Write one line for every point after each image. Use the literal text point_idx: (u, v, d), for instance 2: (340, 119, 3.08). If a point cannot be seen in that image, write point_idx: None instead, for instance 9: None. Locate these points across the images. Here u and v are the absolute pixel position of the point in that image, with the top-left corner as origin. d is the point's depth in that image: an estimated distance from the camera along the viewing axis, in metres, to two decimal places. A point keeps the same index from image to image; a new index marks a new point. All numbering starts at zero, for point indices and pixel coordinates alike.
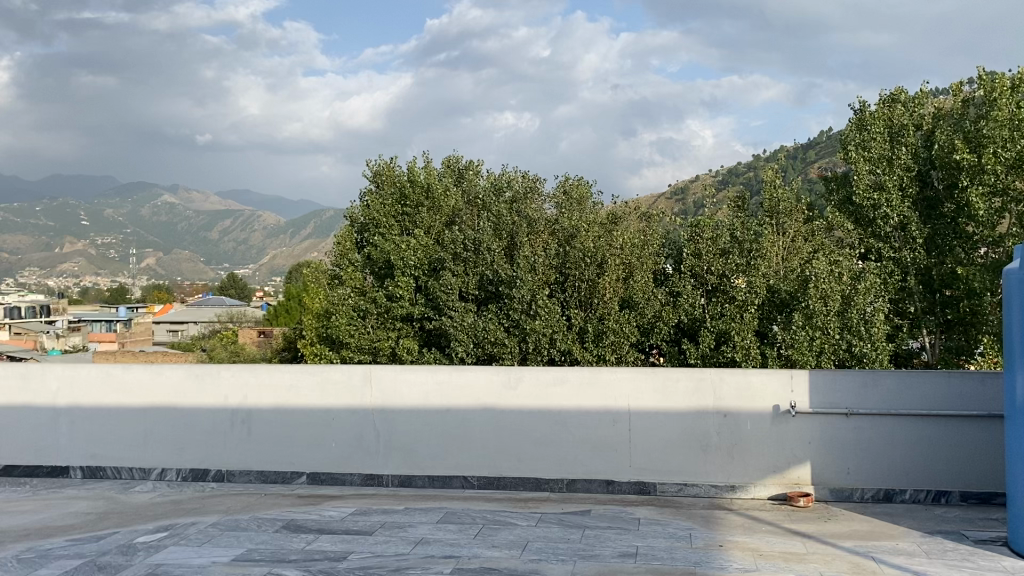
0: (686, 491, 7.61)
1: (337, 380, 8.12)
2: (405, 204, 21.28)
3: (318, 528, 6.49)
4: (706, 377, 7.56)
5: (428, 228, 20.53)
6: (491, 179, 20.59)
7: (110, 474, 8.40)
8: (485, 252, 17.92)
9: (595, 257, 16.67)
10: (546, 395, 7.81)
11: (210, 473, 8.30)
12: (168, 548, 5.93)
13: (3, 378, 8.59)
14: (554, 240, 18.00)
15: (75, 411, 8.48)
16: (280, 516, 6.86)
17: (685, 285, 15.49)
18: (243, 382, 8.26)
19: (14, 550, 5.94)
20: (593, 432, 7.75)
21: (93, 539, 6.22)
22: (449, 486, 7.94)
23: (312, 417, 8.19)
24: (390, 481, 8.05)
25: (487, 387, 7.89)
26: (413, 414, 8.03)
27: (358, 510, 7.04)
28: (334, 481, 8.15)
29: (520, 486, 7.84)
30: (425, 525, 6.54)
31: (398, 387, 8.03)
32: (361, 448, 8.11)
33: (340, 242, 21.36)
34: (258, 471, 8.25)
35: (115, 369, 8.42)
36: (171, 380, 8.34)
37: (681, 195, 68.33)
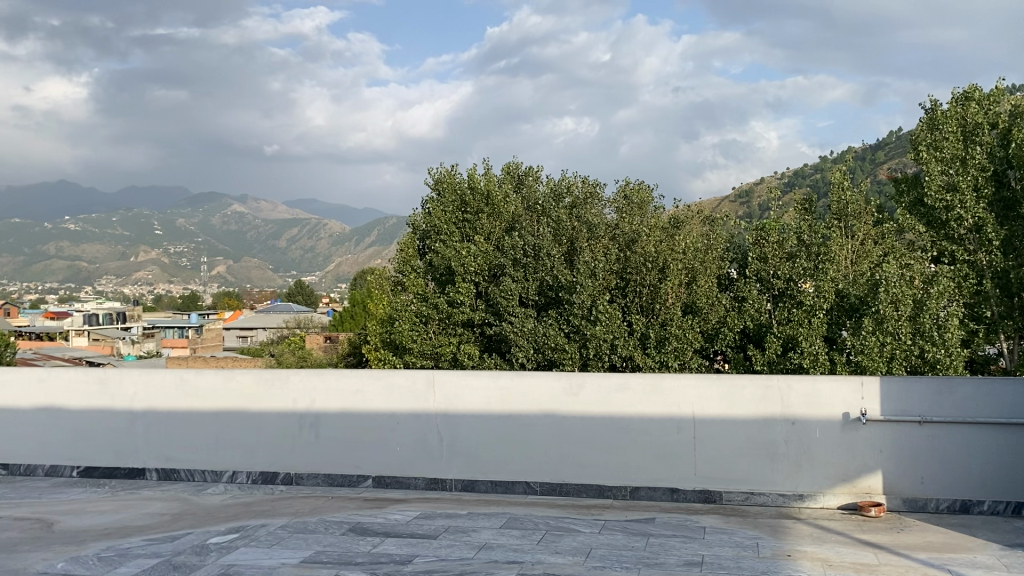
0: (753, 500, 7.49)
1: (401, 385, 8.23)
2: (465, 211, 21.49)
3: (384, 531, 6.58)
4: (774, 384, 7.44)
5: (488, 234, 20.66)
6: (551, 185, 20.69)
7: (183, 476, 8.67)
8: (545, 258, 17.96)
9: (657, 262, 16.78)
10: (608, 401, 7.78)
11: (279, 476, 8.49)
12: (239, 549, 6.09)
13: (83, 382, 8.90)
14: (615, 245, 17.99)
15: (151, 415, 8.78)
16: (347, 519, 6.98)
17: (751, 290, 15.33)
18: (310, 387, 8.43)
19: (94, 549, 6.17)
20: (657, 438, 7.69)
21: (169, 539, 6.43)
22: (512, 491, 7.98)
23: (377, 422, 8.31)
24: (453, 485, 8.12)
25: (550, 393, 7.90)
26: (475, 419, 8.08)
27: (422, 513, 7.13)
28: (399, 485, 8.25)
29: (582, 492, 7.84)
30: (488, 530, 6.58)
31: (460, 392, 8.09)
32: (426, 452, 8.20)
33: (402, 248, 21.64)
34: (326, 474, 8.40)
35: (188, 374, 8.66)
36: (241, 385, 8.56)
37: (745, 197, 67.32)
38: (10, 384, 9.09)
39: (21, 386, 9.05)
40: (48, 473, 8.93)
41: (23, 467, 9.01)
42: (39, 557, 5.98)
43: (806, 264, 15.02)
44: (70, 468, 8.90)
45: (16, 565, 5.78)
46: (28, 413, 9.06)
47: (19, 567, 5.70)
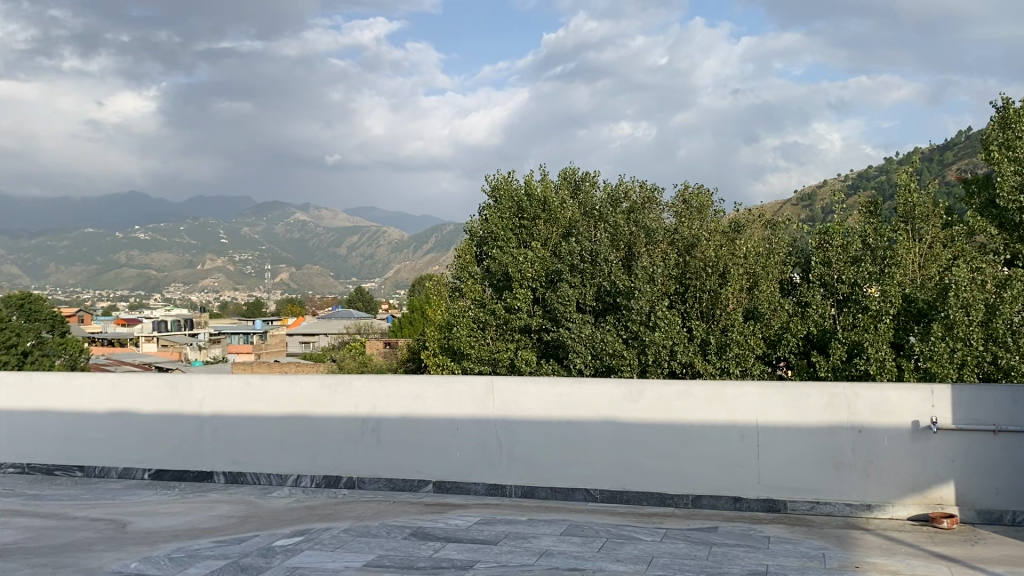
0: (819, 509, 7.33)
1: (461, 390, 8.29)
2: (522, 216, 21.52)
3: (445, 536, 6.63)
4: (840, 392, 7.28)
5: (545, 240, 20.69)
6: (608, 191, 20.70)
7: (250, 479, 8.86)
8: (602, 263, 17.92)
9: (717, 266, 16.63)
10: (669, 408, 7.71)
11: (342, 480, 8.60)
12: (304, 552, 6.19)
13: (154, 388, 9.15)
14: (674, 250, 17.91)
15: (218, 419, 8.99)
16: (408, 523, 7.05)
17: (814, 295, 15.03)
18: (372, 392, 8.55)
19: (166, 549, 6.35)
20: (719, 446, 7.60)
21: (236, 541, 6.57)
22: (571, 498, 7.95)
23: (437, 427, 8.37)
24: (513, 491, 8.13)
25: (610, 400, 7.86)
26: (535, 425, 8.09)
27: (483, 519, 7.16)
28: (459, 490, 8.29)
29: (643, 500, 7.76)
30: (549, 536, 6.57)
31: (519, 399, 8.11)
32: (485, 458, 8.23)
33: (460, 255, 21.77)
34: (387, 479, 8.49)
35: (254, 379, 8.86)
36: (305, 390, 8.73)
37: (808, 201, 66.09)
38: (84, 389, 9.37)
39: (95, 392, 9.33)
40: (121, 476, 9.21)
41: (97, 470, 9.29)
42: (114, 557, 6.17)
43: (872, 268, 14.66)
44: (142, 471, 9.17)
45: (92, 564, 5.97)
46: (101, 418, 9.34)
47: (95, 567, 5.89)
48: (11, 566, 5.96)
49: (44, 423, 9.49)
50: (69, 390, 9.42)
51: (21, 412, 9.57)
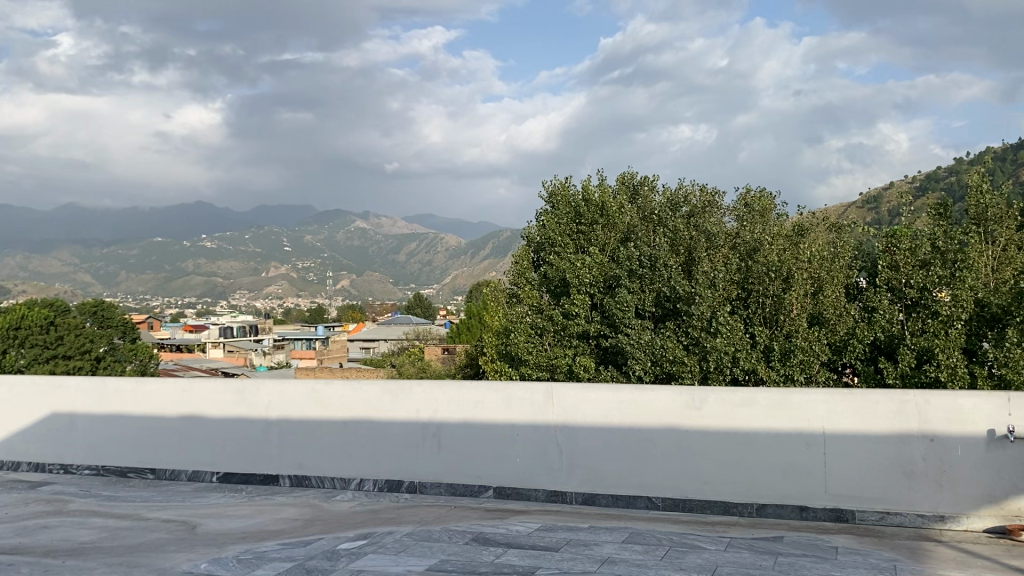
0: (888, 520, 7.13)
1: (521, 396, 8.29)
2: (580, 222, 21.37)
3: (506, 542, 6.64)
4: (911, 399, 7.07)
5: (604, 246, 20.59)
6: (667, 195, 20.58)
7: (314, 483, 8.99)
8: (662, 269, 17.80)
9: (781, 271, 16.35)
10: (733, 415, 7.59)
11: (404, 485, 8.68)
12: (367, 556, 6.26)
13: (221, 392, 9.38)
14: (735, 254, 17.75)
15: (283, 423, 9.17)
16: (470, 528, 7.08)
17: (881, 300, 14.69)
18: (432, 397, 8.62)
19: (234, 551, 6.50)
20: (785, 455, 7.45)
21: (302, 543, 6.69)
22: (633, 506, 7.89)
23: (498, 433, 8.40)
24: (574, 498, 8.09)
25: (672, 407, 7.79)
26: (595, 431, 8.06)
27: (544, 526, 7.15)
28: (520, 496, 8.29)
29: (706, 508, 7.66)
30: (611, 544, 6.53)
31: (580, 405, 8.08)
32: (546, 464, 8.22)
33: (517, 261, 21.80)
34: (449, 484, 8.54)
35: (319, 385, 9.02)
36: (368, 395, 8.85)
37: (873, 203, 64.57)
38: (155, 394, 9.65)
39: (165, 396, 9.60)
40: (191, 478, 9.46)
41: (168, 472, 9.56)
42: (185, 557, 6.34)
43: (942, 271, 14.25)
44: (210, 474, 9.40)
45: (164, 564, 6.14)
46: (171, 422, 9.60)
47: (167, 567, 6.06)
48: (89, 565, 6.17)
49: (117, 427, 9.79)
50: (141, 394, 9.71)
51: (95, 415, 9.88)
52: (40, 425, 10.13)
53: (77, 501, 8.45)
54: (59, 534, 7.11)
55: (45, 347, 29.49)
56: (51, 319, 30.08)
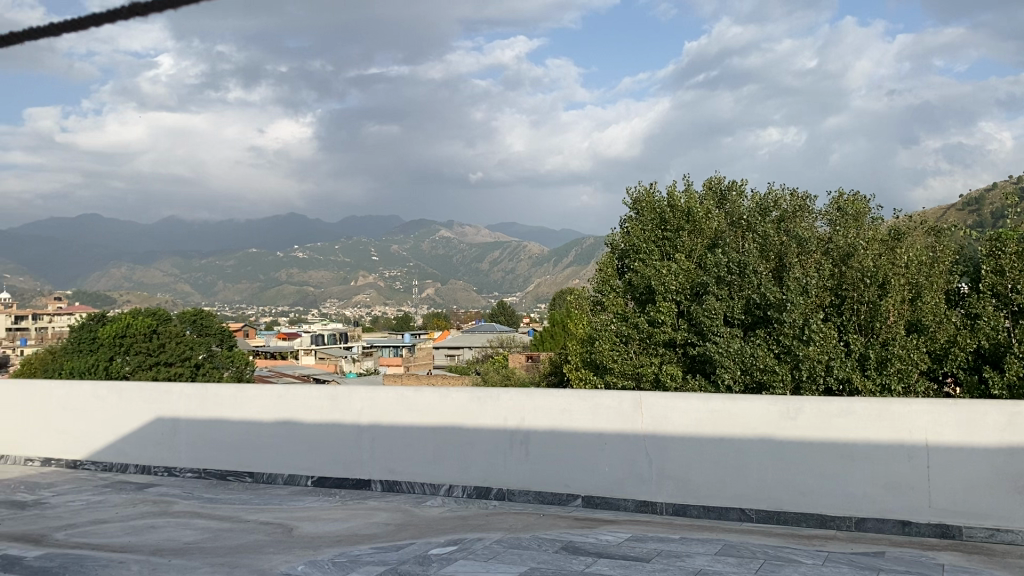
0: (999, 537, 6.77)
1: (609, 405, 8.24)
2: (665, 228, 21.15)
3: (596, 551, 6.59)
4: (1022, 411, 6.73)
5: (690, 252, 20.25)
6: (756, 199, 20.28)
7: (405, 488, 9.14)
8: (751, 275, 17.49)
9: (876, 277, 16.05)
10: (830, 425, 7.38)
11: (492, 491, 8.73)
12: (458, 561, 6.33)
13: (316, 398, 9.62)
14: (827, 259, 17.41)
15: (375, 428, 9.35)
16: (559, 537, 7.07)
17: (985, 306, 14.32)
18: (520, 405, 8.66)
19: (329, 554, 6.66)
20: (885, 468, 7.20)
21: (394, 547, 6.81)
22: (726, 517, 7.73)
23: (586, 441, 8.38)
24: (664, 508, 7.97)
25: (765, 417, 7.62)
26: (686, 441, 7.94)
27: (634, 536, 7.08)
28: (609, 505, 8.23)
29: (802, 521, 7.43)
30: (703, 556, 6.41)
31: (668, 414, 7.98)
32: (635, 473, 8.14)
33: (601, 268, 21.68)
34: (537, 492, 8.54)
35: (408, 392, 9.15)
36: (457, 402, 8.94)
37: (976, 203, 61.82)
38: (253, 400, 9.97)
39: (263, 402, 9.91)
40: (287, 482, 9.73)
41: (266, 476, 9.86)
42: (283, 559, 6.53)
43: None
44: (305, 478, 9.65)
45: (265, 565, 6.35)
46: (269, 427, 9.91)
47: (267, 568, 6.26)
48: (193, 563, 6.42)
49: (219, 431, 10.15)
50: (240, 400, 10.03)
51: (198, 420, 10.27)
52: (146, 429, 10.58)
53: (180, 502, 8.82)
54: (165, 534, 7.43)
55: (149, 354, 30.97)
56: (154, 327, 31.50)
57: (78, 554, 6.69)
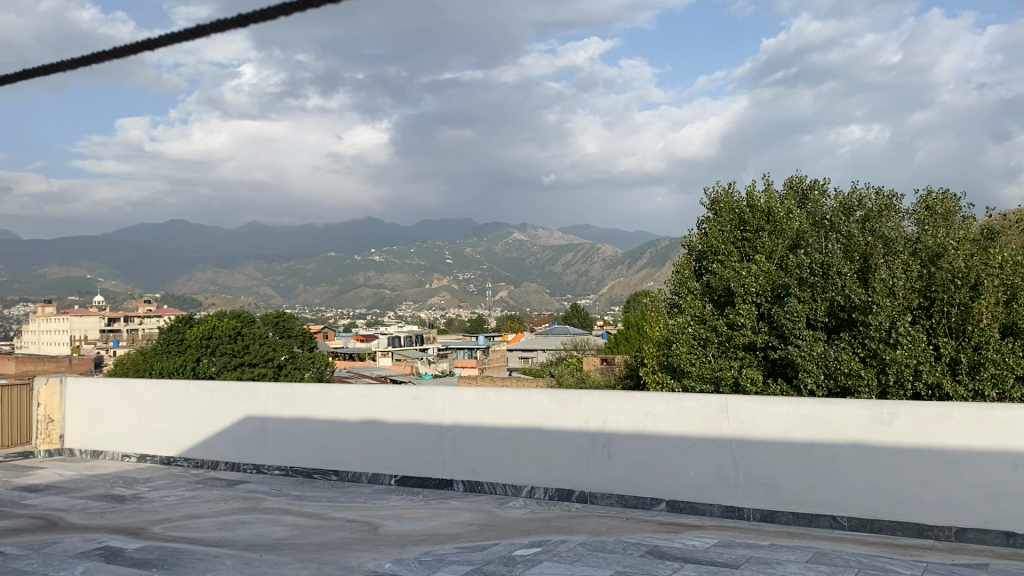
0: None
1: (694, 409, 8.12)
2: (744, 229, 20.72)
3: (683, 556, 6.49)
4: None
5: (770, 253, 19.80)
6: (839, 199, 19.79)
7: (487, 489, 9.17)
8: (835, 277, 17.01)
9: (968, 278, 15.69)
10: (927, 431, 7.10)
11: (574, 494, 8.68)
12: (543, 563, 6.31)
13: (400, 398, 9.73)
14: (916, 260, 16.98)
15: (457, 429, 9.41)
16: (645, 541, 6.98)
17: None
18: (602, 407, 8.59)
19: (415, 552, 6.72)
20: (987, 476, 6.87)
21: (479, 548, 6.83)
22: (816, 524, 7.51)
23: (669, 444, 8.27)
24: (751, 514, 7.82)
25: (857, 422, 7.39)
26: (775, 446, 7.75)
27: (721, 541, 6.93)
28: (694, 511, 8.09)
29: (897, 530, 7.17)
30: (794, 563, 6.24)
31: (756, 418, 7.82)
32: (720, 479, 7.99)
33: (678, 269, 21.38)
34: (620, 495, 8.47)
35: (490, 393, 9.18)
36: (538, 404, 8.94)
37: None
38: (339, 399, 10.16)
39: (348, 401, 10.08)
40: (372, 481, 9.88)
41: (350, 474, 10.03)
42: (370, 557, 6.61)
43: None
44: (389, 477, 9.78)
45: (353, 562, 6.44)
46: (354, 426, 10.07)
47: (354, 565, 6.35)
48: (283, 559, 6.56)
49: (305, 429, 10.37)
50: (325, 399, 10.24)
51: (286, 419, 10.51)
52: (236, 427, 10.88)
53: (269, 499, 9.04)
54: (256, 530, 7.62)
55: (233, 354, 31.94)
56: (238, 329, 32.43)
57: (174, 547, 6.92)
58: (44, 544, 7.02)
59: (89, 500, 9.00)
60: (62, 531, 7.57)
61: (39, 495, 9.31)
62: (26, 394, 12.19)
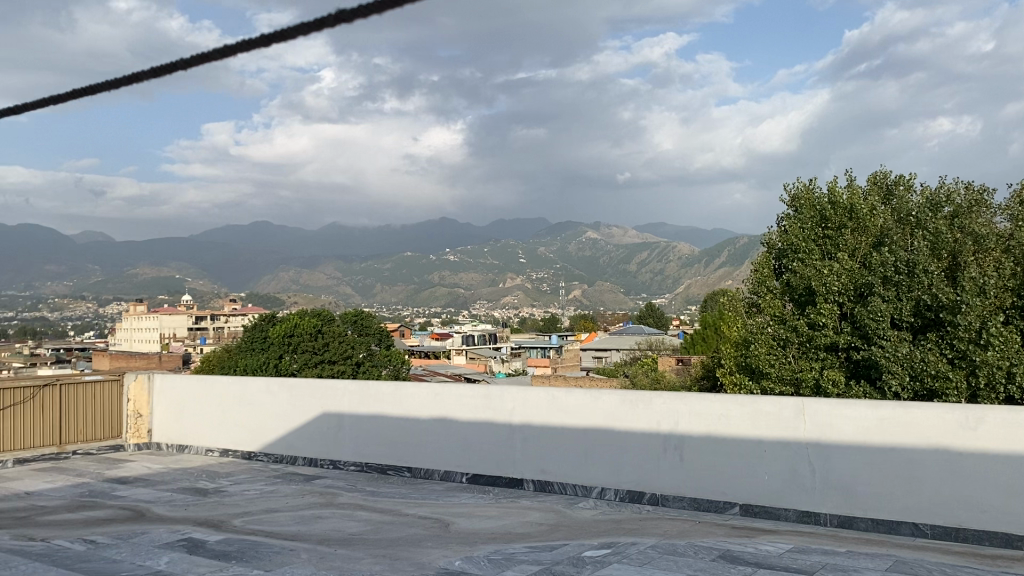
0: None
1: (769, 411, 7.97)
2: (826, 226, 20.04)
3: (756, 562, 6.37)
4: None
5: (853, 251, 19.24)
6: (925, 194, 19.11)
7: (557, 489, 9.18)
8: (921, 275, 16.40)
9: None
10: (1016, 438, 6.79)
11: (646, 496, 8.61)
12: (612, 565, 6.29)
13: (470, 397, 9.83)
14: (1008, 257, 16.32)
15: (527, 428, 9.44)
16: (716, 545, 6.87)
17: None
18: (674, 410, 8.49)
19: (485, 550, 6.77)
20: None
21: (548, 548, 6.84)
22: (897, 531, 7.27)
23: (744, 448, 8.13)
24: (829, 520, 7.62)
25: (940, 427, 7.11)
26: (853, 451, 7.54)
27: (796, 547, 6.78)
28: (769, 515, 7.94)
29: (984, 540, 6.87)
30: (871, 571, 6.06)
31: (834, 421, 7.62)
32: (796, 483, 7.82)
33: (756, 268, 20.95)
34: (692, 498, 8.35)
35: (560, 393, 9.19)
36: (608, 404, 8.90)
37: None
38: (412, 397, 10.31)
39: (420, 399, 10.23)
40: (443, 478, 9.99)
41: (423, 471, 10.16)
42: (441, 554, 6.69)
43: None
44: (460, 475, 9.87)
45: (423, 559, 6.53)
46: (426, 424, 10.20)
47: (426, 561, 6.44)
48: (356, 554, 6.69)
49: (379, 426, 10.56)
50: (399, 396, 10.42)
51: (360, 416, 10.71)
52: (314, 423, 11.15)
53: (344, 495, 9.23)
54: (331, 525, 7.79)
55: (314, 352, 32.66)
56: (318, 327, 33.10)
57: (253, 540, 7.14)
58: (132, 535, 7.33)
59: (174, 493, 9.35)
60: (149, 522, 7.89)
61: (128, 487, 9.73)
62: (117, 389, 12.75)
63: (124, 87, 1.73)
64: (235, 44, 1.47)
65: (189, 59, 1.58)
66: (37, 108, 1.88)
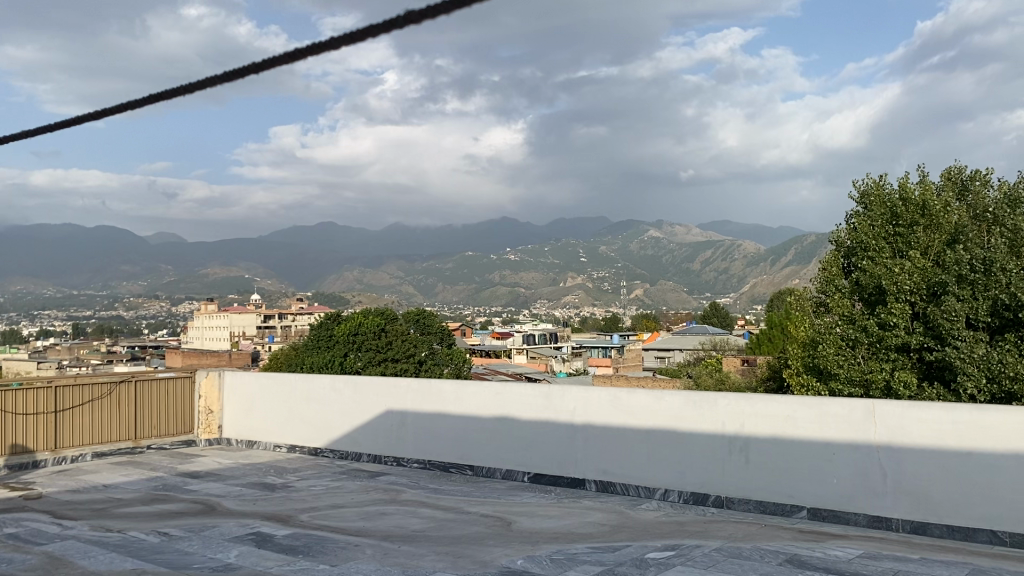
0: None
1: (837, 413, 7.79)
2: (897, 223, 19.50)
3: (824, 567, 6.23)
4: None
5: (926, 249, 18.66)
6: (1003, 189, 18.45)
7: (620, 490, 9.12)
8: (999, 273, 15.82)
9: None
10: None
11: (710, 498, 8.50)
12: (676, 567, 6.22)
13: (532, 397, 9.84)
14: None
15: (590, 428, 9.41)
16: (783, 549, 6.74)
17: None
18: (739, 411, 8.37)
19: (547, 550, 6.76)
20: None
21: (611, 548, 6.81)
22: (973, 539, 7.01)
23: (811, 450, 7.96)
24: (901, 525, 7.39)
25: (1019, 431, 6.85)
26: (927, 455, 7.31)
27: (867, 553, 6.61)
28: (838, 519, 7.75)
29: None
30: None
31: (906, 424, 7.40)
32: (867, 487, 7.61)
33: (824, 267, 20.46)
34: (758, 501, 8.21)
35: (622, 393, 9.12)
36: (671, 405, 8.80)
37: None
38: (474, 396, 10.36)
39: (482, 398, 10.28)
40: (505, 477, 10.01)
41: (485, 470, 10.20)
42: (503, 552, 6.71)
43: None
44: (522, 474, 9.88)
45: (486, 557, 6.56)
46: (488, 422, 10.24)
47: (488, 560, 6.46)
48: (419, 551, 6.75)
49: (442, 424, 10.64)
50: (461, 395, 10.48)
51: (424, 414, 10.81)
52: (378, 421, 11.29)
53: (407, 492, 9.32)
54: (394, 521, 7.88)
55: (378, 350, 33.03)
56: (382, 325, 33.49)
57: (319, 535, 7.26)
58: (203, 528, 7.53)
59: (243, 487, 9.58)
60: (219, 516, 8.10)
61: (200, 481, 10.00)
62: (189, 385, 13.13)
63: (192, 93, 1.77)
64: (304, 47, 1.50)
65: (266, 61, 1.58)
66: (113, 113, 1.93)
